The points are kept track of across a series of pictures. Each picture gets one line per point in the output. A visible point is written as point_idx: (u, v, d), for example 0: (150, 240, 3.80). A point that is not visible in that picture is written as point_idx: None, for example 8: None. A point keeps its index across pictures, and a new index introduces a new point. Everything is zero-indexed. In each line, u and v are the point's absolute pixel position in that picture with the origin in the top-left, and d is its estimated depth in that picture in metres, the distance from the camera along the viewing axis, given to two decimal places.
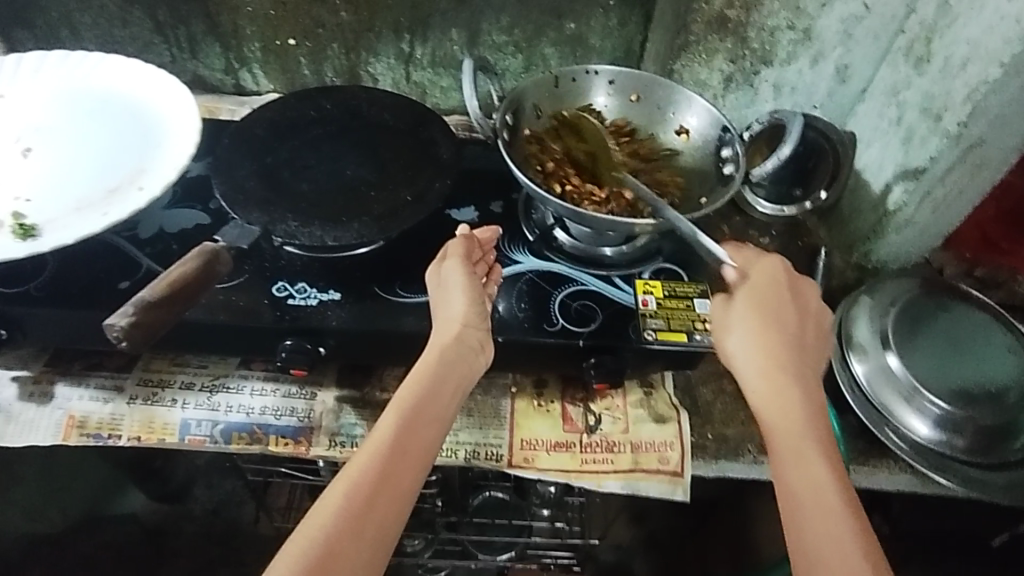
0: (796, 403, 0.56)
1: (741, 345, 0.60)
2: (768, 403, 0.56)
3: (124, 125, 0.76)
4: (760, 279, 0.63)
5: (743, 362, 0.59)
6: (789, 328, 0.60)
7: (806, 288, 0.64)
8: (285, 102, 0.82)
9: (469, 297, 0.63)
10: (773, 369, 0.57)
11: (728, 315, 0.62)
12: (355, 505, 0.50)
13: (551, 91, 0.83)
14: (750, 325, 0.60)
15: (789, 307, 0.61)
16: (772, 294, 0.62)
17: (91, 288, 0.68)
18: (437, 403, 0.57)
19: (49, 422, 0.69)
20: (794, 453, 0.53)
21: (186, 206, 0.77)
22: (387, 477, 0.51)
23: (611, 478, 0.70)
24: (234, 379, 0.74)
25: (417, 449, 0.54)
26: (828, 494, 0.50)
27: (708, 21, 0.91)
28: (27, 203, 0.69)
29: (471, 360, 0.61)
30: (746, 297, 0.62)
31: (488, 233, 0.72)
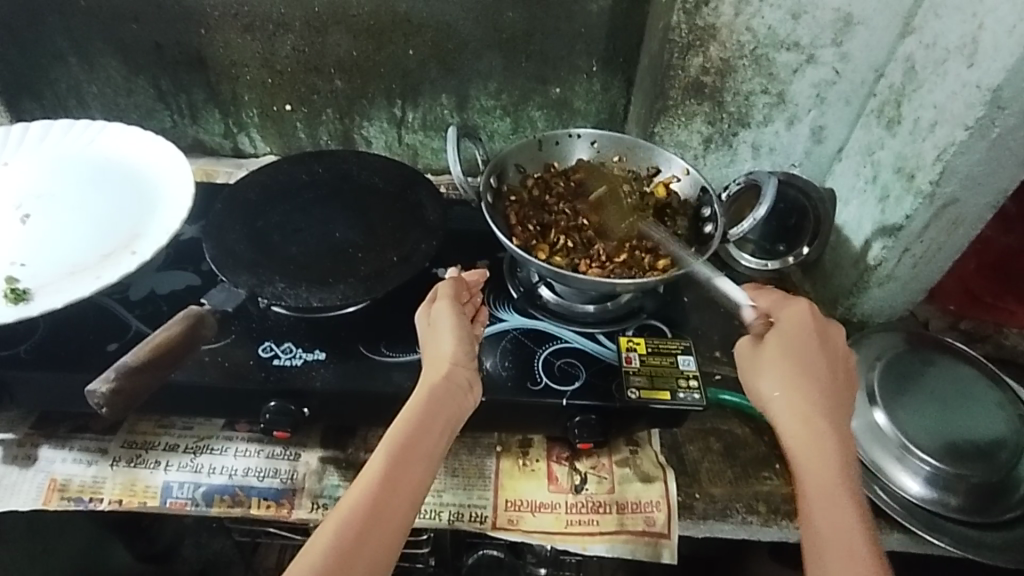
0: (832, 449, 0.55)
1: (778, 387, 0.58)
2: (806, 442, 0.55)
3: (122, 190, 0.78)
4: (789, 325, 0.61)
5: (781, 402, 0.57)
6: (822, 369, 0.59)
7: (835, 330, 0.62)
8: (278, 167, 0.85)
9: (458, 337, 0.62)
10: (813, 413, 0.56)
11: (754, 359, 0.61)
12: (343, 546, 0.50)
13: (534, 154, 0.86)
14: (785, 369, 0.58)
15: (819, 350, 0.60)
16: (802, 336, 0.60)
17: (79, 351, 0.69)
18: (425, 442, 0.56)
19: (31, 486, 0.69)
20: (824, 494, 0.53)
21: (178, 267, 0.79)
22: (375, 517, 0.52)
23: (596, 540, 0.69)
24: (218, 441, 0.73)
25: (405, 491, 0.54)
26: (859, 546, 0.50)
27: (684, 87, 0.88)
28: (21, 267, 0.71)
29: (460, 400, 0.60)
30: (778, 339, 0.60)
31: (478, 275, 0.71)
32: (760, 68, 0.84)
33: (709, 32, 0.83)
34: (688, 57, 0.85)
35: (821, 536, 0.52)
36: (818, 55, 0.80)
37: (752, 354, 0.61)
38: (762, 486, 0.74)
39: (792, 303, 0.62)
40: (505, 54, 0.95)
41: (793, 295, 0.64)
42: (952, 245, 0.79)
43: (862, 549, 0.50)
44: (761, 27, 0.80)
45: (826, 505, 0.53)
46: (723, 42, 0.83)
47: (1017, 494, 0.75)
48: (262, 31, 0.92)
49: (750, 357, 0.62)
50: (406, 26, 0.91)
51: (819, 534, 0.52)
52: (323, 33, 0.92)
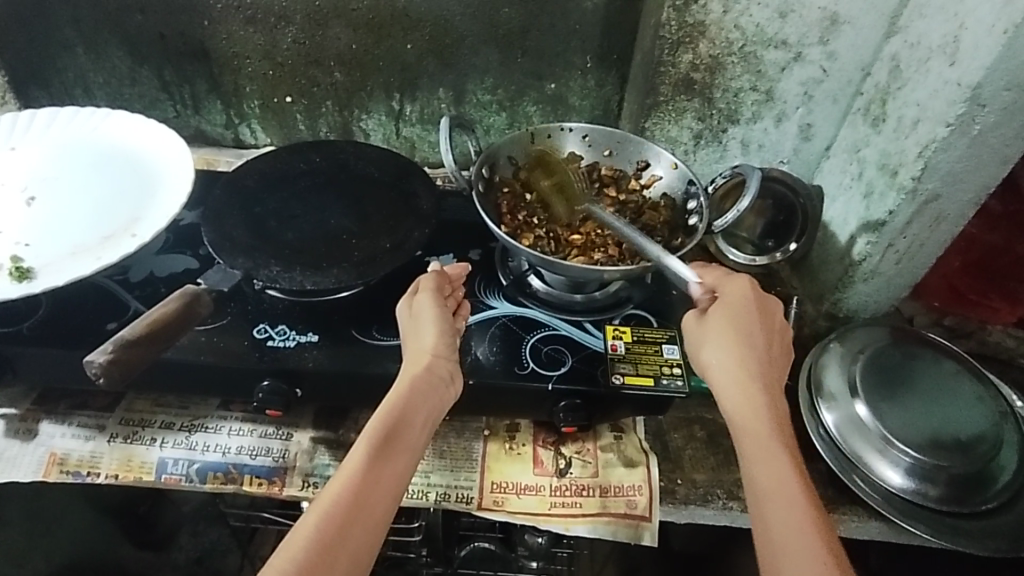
0: (768, 411, 0.58)
1: (720, 358, 0.62)
2: (738, 403, 0.59)
3: (126, 175, 0.80)
4: (731, 299, 0.65)
5: (723, 370, 0.61)
6: (758, 339, 0.63)
7: (774, 305, 0.66)
8: (277, 155, 0.87)
9: (440, 329, 0.65)
10: (748, 380, 0.60)
11: (700, 332, 0.64)
12: (326, 538, 0.51)
13: (527, 147, 0.87)
14: (726, 340, 0.62)
15: (756, 322, 0.63)
16: (743, 311, 0.64)
17: (80, 329, 0.71)
18: (407, 435, 0.59)
19: (32, 459, 0.71)
20: (764, 453, 0.56)
21: (177, 251, 0.81)
22: (359, 509, 0.53)
23: (579, 521, 0.70)
24: (212, 420, 0.75)
25: (387, 482, 0.56)
26: (796, 495, 0.53)
27: (673, 83, 0.90)
28: (26, 247, 0.73)
29: (441, 392, 0.62)
30: (721, 312, 0.64)
31: (459, 270, 0.72)
32: (748, 65, 0.85)
33: (699, 28, 0.84)
34: (679, 53, 0.87)
35: (762, 493, 0.54)
36: (805, 54, 0.82)
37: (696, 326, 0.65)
38: (743, 472, 0.75)
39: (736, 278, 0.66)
40: (501, 49, 0.97)
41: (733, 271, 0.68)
42: (934, 241, 0.81)
43: (800, 501, 0.53)
44: (749, 25, 0.82)
45: (761, 462, 0.56)
46: (712, 40, 0.85)
47: (996, 485, 0.76)
48: (264, 24, 0.94)
49: (695, 329, 0.65)
50: (404, 21, 0.93)
51: (763, 492, 0.54)
52: (322, 26, 0.94)
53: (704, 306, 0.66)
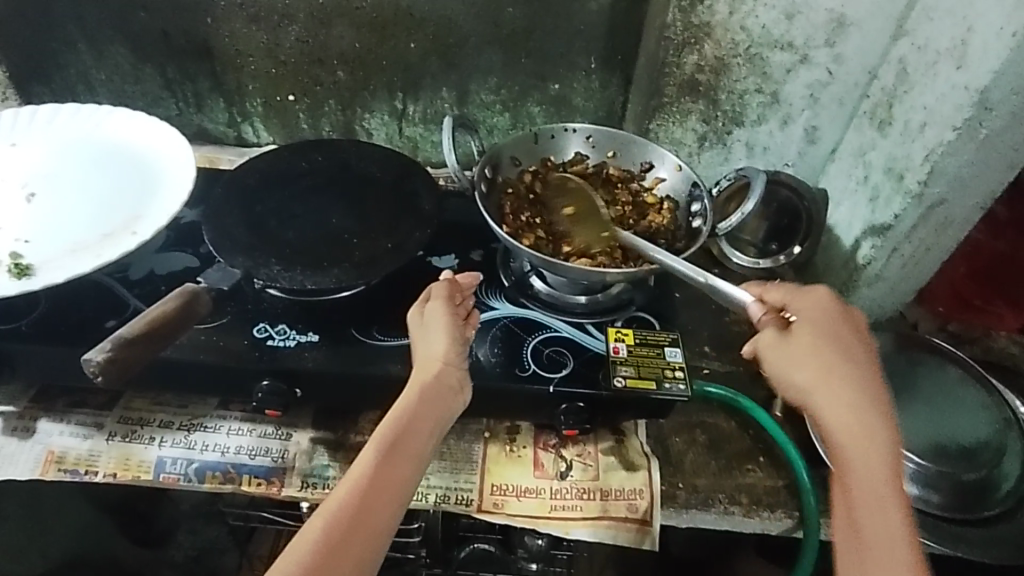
0: (883, 450, 0.53)
1: (818, 383, 0.56)
2: (846, 437, 0.54)
3: (126, 173, 0.80)
4: (818, 315, 0.60)
5: (829, 400, 0.55)
6: (858, 361, 0.57)
7: (859, 319, 0.61)
8: (278, 154, 0.86)
9: (451, 337, 0.64)
10: (861, 413, 0.54)
11: (789, 351, 0.58)
12: (329, 540, 0.51)
13: (530, 148, 0.87)
14: (830, 366, 0.56)
15: (855, 343, 0.58)
16: (837, 331, 0.59)
17: (79, 326, 0.70)
18: (412, 442, 0.58)
19: (29, 456, 0.71)
20: (876, 500, 0.51)
21: (177, 249, 0.81)
22: (359, 515, 0.53)
23: (579, 525, 0.70)
24: (211, 419, 0.75)
25: (394, 490, 0.54)
26: (905, 547, 0.49)
27: (679, 84, 0.90)
28: (25, 243, 0.72)
29: (448, 400, 0.61)
30: (816, 331, 0.58)
31: (470, 278, 0.71)
32: (754, 67, 0.85)
33: (704, 30, 0.85)
34: (684, 54, 0.88)
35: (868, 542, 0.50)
36: (811, 56, 0.81)
37: (777, 346, 0.59)
38: (745, 478, 0.75)
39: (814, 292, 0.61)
40: (505, 49, 0.96)
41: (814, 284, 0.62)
42: (941, 246, 0.80)
43: (908, 555, 0.49)
44: (756, 27, 0.82)
45: (872, 507, 0.51)
46: (718, 41, 0.86)
47: (1000, 492, 0.75)
48: (267, 22, 0.93)
49: (783, 346, 0.59)
50: (408, 20, 0.93)
51: (870, 543, 0.50)
52: (326, 24, 0.94)
53: (784, 322, 0.60)
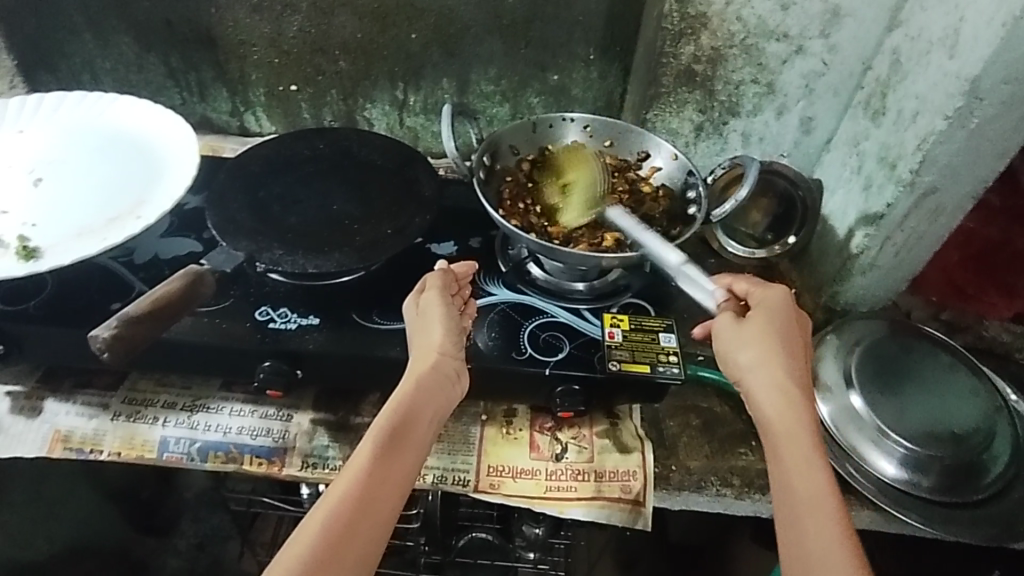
0: (810, 425, 0.57)
1: (756, 361, 0.60)
2: (777, 410, 0.58)
3: (131, 159, 0.81)
4: (770, 304, 0.64)
5: (762, 375, 0.60)
6: (795, 349, 0.61)
7: (808, 321, 0.65)
8: (281, 142, 0.88)
9: (447, 328, 0.66)
10: (792, 390, 0.58)
11: (735, 332, 0.63)
12: (335, 532, 0.52)
13: (529, 136, 0.88)
14: (765, 345, 0.61)
15: (797, 333, 0.62)
16: (782, 320, 0.63)
17: (85, 308, 0.72)
18: (415, 434, 0.60)
19: (36, 435, 0.72)
20: (804, 466, 0.54)
21: (181, 234, 0.82)
22: (366, 507, 0.54)
23: (574, 505, 0.71)
24: (214, 400, 0.76)
25: (395, 478, 0.56)
26: (834, 509, 0.52)
27: (676, 74, 0.90)
28: (32, 227, 0.74)
29: (448, 390, 0.63)
30: (759, 317, 0.63)
31: (465, 267, 0.73)
32: (749, 57, 0.86)
33: (700, 20, 0.85)
34: (680, 45, 0.87)
35: (799, 504, 0.53)
36: (806, 46, 0.82)
37: (729, 327, 0.63)
38: (737, 460, 0.76)
39: (772, 285, 0.65)
40: (505, 39, 0.98)
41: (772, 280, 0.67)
42: (933, 235, 0.81)
43: (837, 516, 0.52)
44: (751, 17, 0.82)
45: (799, 470, 0.54)
46: (714, 31, 0.85)
47: (989, 475, 0.77)
48: (270, 12, 0.95)
49: (733, 329, 0.63)
50: (409, 10, 0.94)
51: (802, 503, 0.53)
52: (328, 14, 0.95)
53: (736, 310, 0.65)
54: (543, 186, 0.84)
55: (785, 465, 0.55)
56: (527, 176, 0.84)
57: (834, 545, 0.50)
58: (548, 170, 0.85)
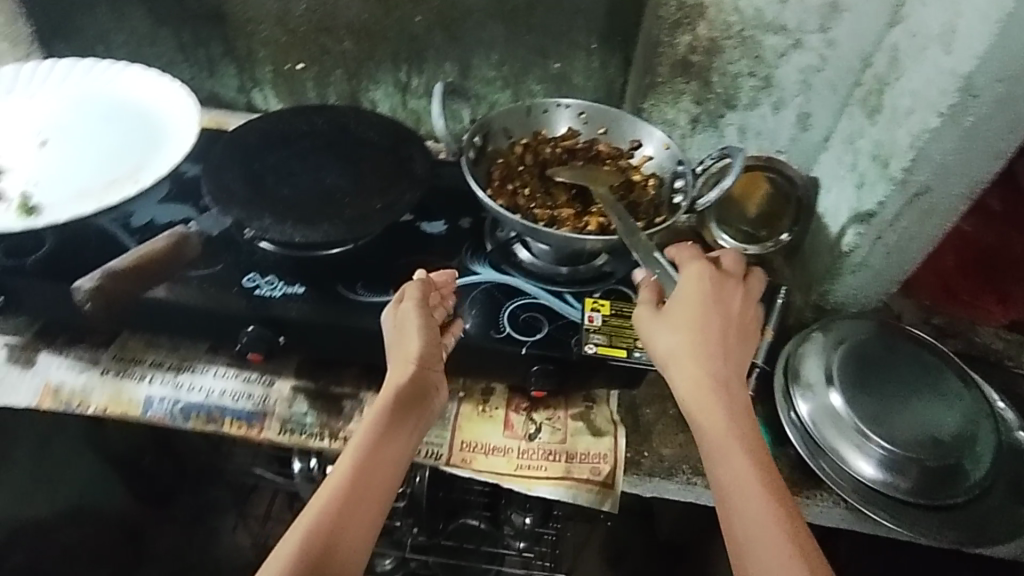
0: (726, 407, 0.61)
1: (676, 347, 0.63)
2: (695, 398, 0.62)
3: (134, 126, 0.84)
4: (687, 288, 0.66)
5: (679, 363, 0.63)
6: (712, 331, 0.64)
7: (728, 291, 0.68)
8: (280, 116, 0.90)
9: (425, 338, 0.67)
10: (706, 375, 0.62)
11: (656, 319, 0.66)
12: (319, 544, 0.55)
13: (522, 120, 0.88)
14: (681, 332, 0.64)
15: (714, 312, 0.65)
16: (699, 301, 0.65)
17: (81, 266, 0.75)
18: (394, 446, 0.62)
19: (28, 386, 0.75)
20: (723, 451, 0.59)
21: (177, 201, 0.84)
22: (348, 518, 0.57)
23: (543, 483, 0.72)
24: (199, 363, 0.78)
25: (376, 487, 0.60)
26: (755, 487, 0.57)
27: (671, 63, 0.92)
28: (34, 186, 0.77)
29: (427, 401, 0.66)
30: (678, 303, 0.66)
31: (445, 275, 0.74)
32: (747, 49, 0.86)
33: (698, 10, 0.86)
34: (677, 34, 0.89)
35: (724, 487, 0.58)
36: (804, 40, 0.81)
37: (652, 317, 0.66)
38: None
39: (693, 265, 0.68)
40: (507, 25, 0.98)
41: (694, 255, 0.69)
42: (925, 235, 0.80)
43: (761, 494, 0.56)
44: (749, 8, 0.82)
45: (721, 455, 0.59)
46: (711, 21, 0.86)
47: (970, 480, 0.75)
48: None
49: (652, 314, 0.67)
50: None
51: (727, 486, 0.58)
52: None
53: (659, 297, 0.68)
54: (533, 169, 0.84)
55: (710, 456, 0.60)
56: (517, 159, 0.85)
57: (766, 529, 0.55)
58: (539, 153, 0.86)
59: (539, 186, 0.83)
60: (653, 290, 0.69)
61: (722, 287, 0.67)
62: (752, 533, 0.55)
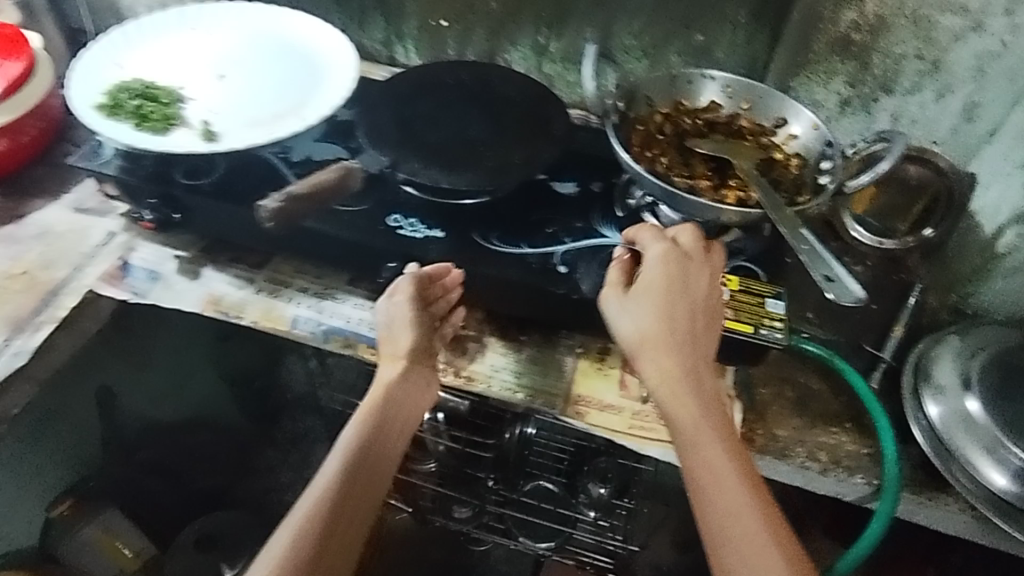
0: (695, 399, 0.62)
1: (641, 336, 0.65)
2: (667, 395, 0.63)
3: (300, 66, 0.90)
4: (653, 276, 0.67)
5: (650, 359, 0.64)
6: (680, 323, 0.65)
7: (696, 275, 0.67)
8: (428, 69, 0.93)
9: (415, 327, 0.75)
10: (675, 368, 0.63)
11: (626, 308, 0.66)
12: (327, 507, 0.61)
13: (665, 88, 0.88)
14: (652, 321, 0.65)
15: (681, 299, 0.66)
16: (671, 289, 0.66)
17: (249, 191, 0.82)
18: (391, 433, 0.69)
19: (194, 294, 0.83)
20: (698, 449, 0.60)
21: (329, 141, 0.90)
22: (353, 484, 0.63)
23: (654, 444, 0.74)
24: (341, 292, 0.85)
25: (377, 456, 0.66)
26: (733, 485, 0.58)
27: (830, 42, 0.88)
28: (214, 114, 0.84)
29: (423, 389, 0.73)
30: (644, 293, 0.66)
31: (442, 270, 0.76)
32: (918, 30, 0.81)
33: None
34: (841, 10, 0.85)
35: (701, 486, 0.58)
36: (987, 23, 0.77)
37: (621, 305, 0.67)
38: (826, 436, 0.75)
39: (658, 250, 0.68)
40: None
41: (660, 238, 0.70)
42: None
43: (741, 490, 0.57)
44: None
45: (694, 455, 0.60)
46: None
47: None
48: None
49: (619, 302, 0.67)
50: None
51: (705, 484, 0.58)
52: None
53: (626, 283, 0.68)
54: (673, 138, 0.84)
55: (684, 449, 0.61)
56: (657, 127, 0.85)
57: (744, 520, 0.56)
58: (680, 124, 0.85)
59: (679, 156, 0.82)
60: (623, 276, 0.69)
61: (689, 267, 0.67)
62: (733, 528, 0.56)
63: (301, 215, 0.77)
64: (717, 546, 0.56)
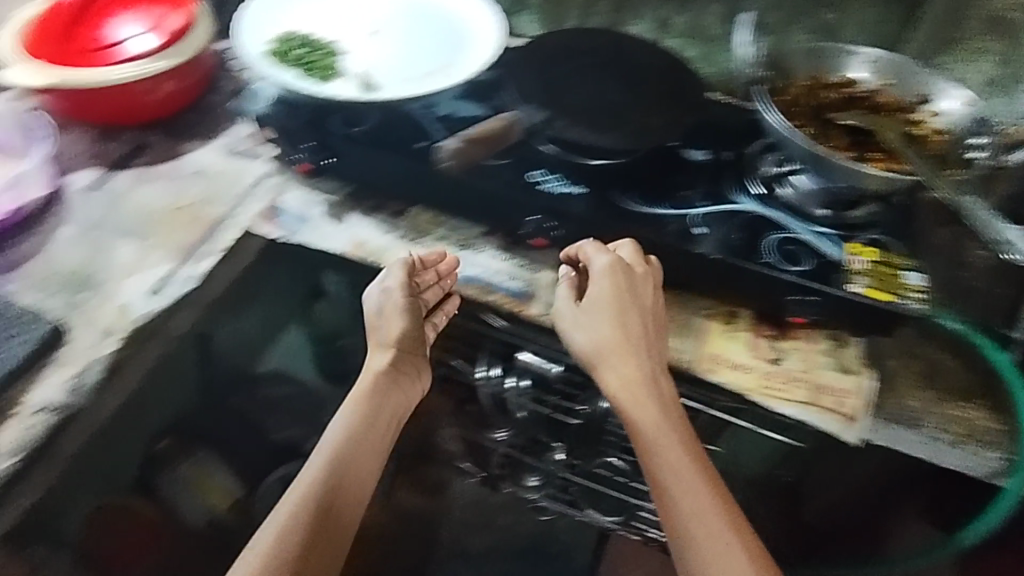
0: (652, 399, 0.72)
1: (593, 346, 0.76)
2: (625, 397, 0.73)
3: (446, 27, 0.95)
4: (597, 288, 0.77)
5: (609, 368, 0.75)
6: (632, 329, 0.76)
7: (640, 280, 0.77)
8: (565, 33, 0.96)
9: (410, 313, 0.80)
10: (633, 375, 0.73)
11: (578, 318, 0.78)
12: (331, 482, 0.68)
13: (812, 59, 0.91)
14: (604, 330, 0.76)
15: (630, 308, 0.76)
16: (618, 300, 0.76)
17: (399, 141, 0.86)
18: (381, 422, 0.75)
19: (341, 237, 0.88)
20: (660, 444, 0.70)
21: (469, 101, 0.94)
22: (355, 466, 0.70)
23: (787, 404, 0.76)
24: (477, 244, 0.89)
25: (375, 439, 0.74)
26: (689, 476, 0.67)
27: (983, 17, 0.93)
28: (372, 68, 0.90)
29: (414, 378, 0.80)
30: (591, 304, 0.78)
31: (434, 255, 0.83)
32: None
33: None
34: None
35: (664, 480, 0.68)
36: None
37: (573, 315, 0.79)
38: (958, 409, 0.76)
39: (602, 261, 0.77)
40: None
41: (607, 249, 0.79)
42: None
43: (700, 483, 0.67)
44: None
45: (656, 452, 0.69)
46: None
47: None
48: None
49: (570, 315, 0.79)
50: None
51: (671, 479, 0.67)
52: None
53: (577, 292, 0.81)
54: (821, 106, 0.87)
55: (647, 446, 0.70)
56: (804, 96, 0.88)
57: (702, 508, 0.66)
58: (827, 94, 0.88)
59: (827, 122, 0.85)
60: (573, 285, 0.81)
61: (636, 280, 0.76)
62: (693, 518, 0.65)
63: (476, 156, 0.84)
64: (683, 535, 0.65)
